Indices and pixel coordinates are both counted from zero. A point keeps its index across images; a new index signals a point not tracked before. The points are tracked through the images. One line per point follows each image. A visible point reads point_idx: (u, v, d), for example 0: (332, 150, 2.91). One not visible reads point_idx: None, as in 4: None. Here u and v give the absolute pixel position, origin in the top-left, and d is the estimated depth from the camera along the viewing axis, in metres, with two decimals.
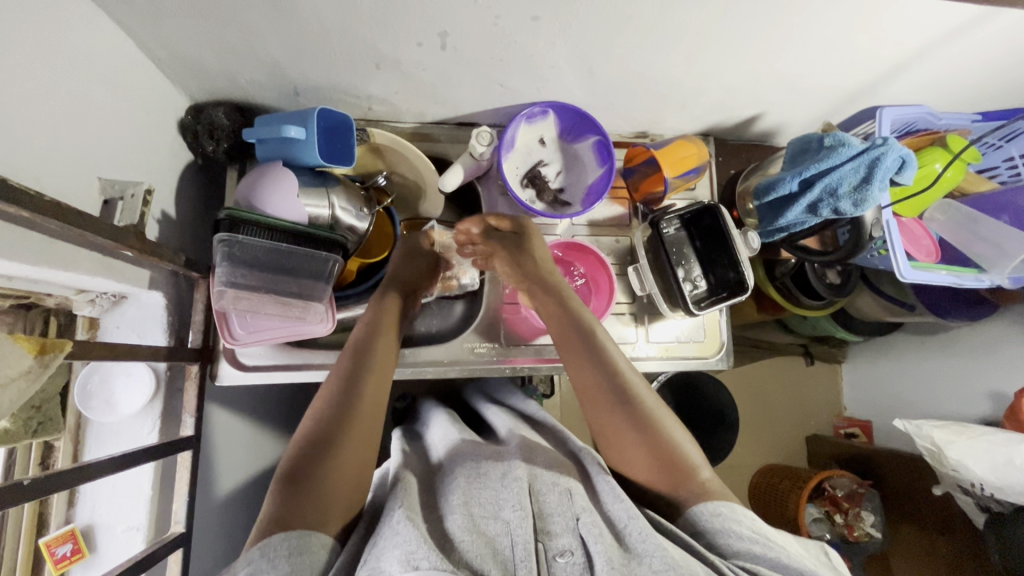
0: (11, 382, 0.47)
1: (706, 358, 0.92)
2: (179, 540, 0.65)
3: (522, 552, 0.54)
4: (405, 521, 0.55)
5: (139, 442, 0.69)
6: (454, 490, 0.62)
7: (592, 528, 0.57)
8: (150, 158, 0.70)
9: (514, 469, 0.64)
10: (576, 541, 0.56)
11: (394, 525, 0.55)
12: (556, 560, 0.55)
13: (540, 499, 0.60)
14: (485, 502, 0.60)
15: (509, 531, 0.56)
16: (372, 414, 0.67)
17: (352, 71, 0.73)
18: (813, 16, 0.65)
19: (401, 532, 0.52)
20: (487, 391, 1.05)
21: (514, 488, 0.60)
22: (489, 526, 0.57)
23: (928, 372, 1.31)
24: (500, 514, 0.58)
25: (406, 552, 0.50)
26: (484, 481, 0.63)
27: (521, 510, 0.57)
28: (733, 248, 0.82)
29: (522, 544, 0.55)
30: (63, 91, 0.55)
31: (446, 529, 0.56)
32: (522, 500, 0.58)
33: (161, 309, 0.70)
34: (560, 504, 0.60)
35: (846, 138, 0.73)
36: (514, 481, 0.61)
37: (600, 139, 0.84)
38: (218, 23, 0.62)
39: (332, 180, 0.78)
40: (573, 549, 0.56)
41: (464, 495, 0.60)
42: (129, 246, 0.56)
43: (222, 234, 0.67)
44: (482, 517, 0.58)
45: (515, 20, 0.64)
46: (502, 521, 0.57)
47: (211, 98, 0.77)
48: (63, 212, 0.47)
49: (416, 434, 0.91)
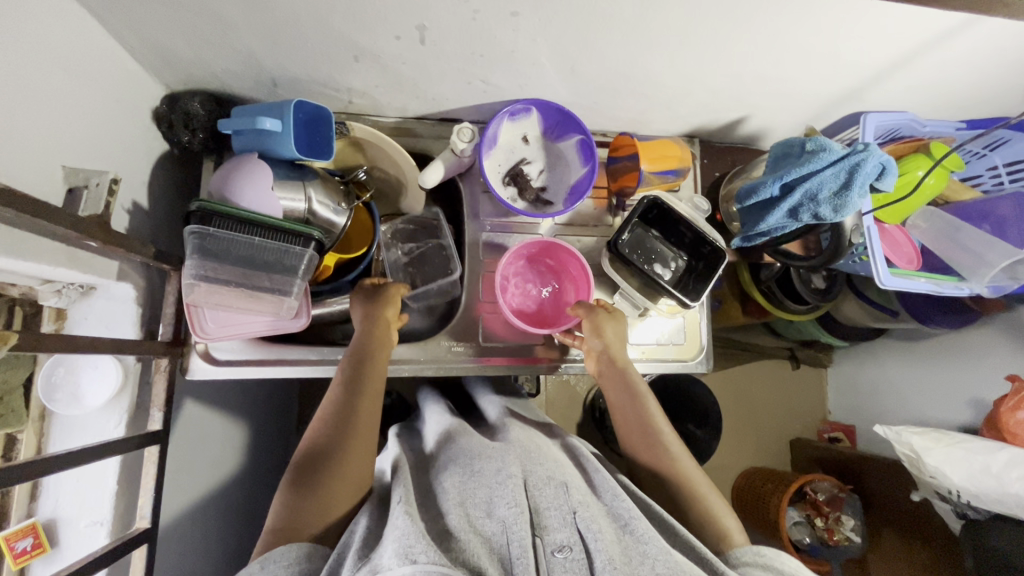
0: None
1: (686, 361, 0.92)
2: (144, 535, 0.65)
3: (518, 549, 0.54)
4: (403, 516, 0.55)
5: (104, 436, 0.67)
6: (449, 487, 0.62)
7: (591, 523, 0.57)
8: (121, 147, 0.69)
9: (508, 466, 0.63)
10: (575, 535, 0.56)
11: (394, 520, 0.55)
12: (554, 556, 0.55)
13: (534, 495, 0.60)
14: (480, 499, 0.60)
15: (505, 530, 0.56)
16: (366, 425, 0.68)
17: (330, 63, 0.72)
18: (794, 20, 0.65)
19: (399, 526, 0.53)
20: (472, 381, 1.06)
21: (509, 485, 0.60)
22: (484, 525, 0.57)
23: (912, 379, 1.31)
24: (495, 513, 0.58)
25: (403, 546, 0.49)
26: (478, 478, 0.63)
27: (517, 506, 0.57)
28: (696, 227, 0.85)
29: (518, 541, 0.54)
30: (25, 74, 0.53)
31: (444, 527, 0.56)
32: (517, 497, 0.58)
33: (131, 301, 0.69)
34: (555, 499, 0.59)
35: (827, 143, 0.72)
36: (508, 477, 0.61)
37: (583, 139, 0.83)
38: (189, 10, 0.61)
39: (310, 173, 0.77)
40: (572, 545, 0.55)
41: (460, 494, 0.61)
42: (93, 237, 0.54)
43: (192, 226, 0.65)
44: (477, 516, 0.58)
45: (494, 15, 0.63)
46: (497, 520, 0.57)
47: (187, 87, 0.76)
48: (18, 200, 0.46)
49: (411, 427, 0.93)
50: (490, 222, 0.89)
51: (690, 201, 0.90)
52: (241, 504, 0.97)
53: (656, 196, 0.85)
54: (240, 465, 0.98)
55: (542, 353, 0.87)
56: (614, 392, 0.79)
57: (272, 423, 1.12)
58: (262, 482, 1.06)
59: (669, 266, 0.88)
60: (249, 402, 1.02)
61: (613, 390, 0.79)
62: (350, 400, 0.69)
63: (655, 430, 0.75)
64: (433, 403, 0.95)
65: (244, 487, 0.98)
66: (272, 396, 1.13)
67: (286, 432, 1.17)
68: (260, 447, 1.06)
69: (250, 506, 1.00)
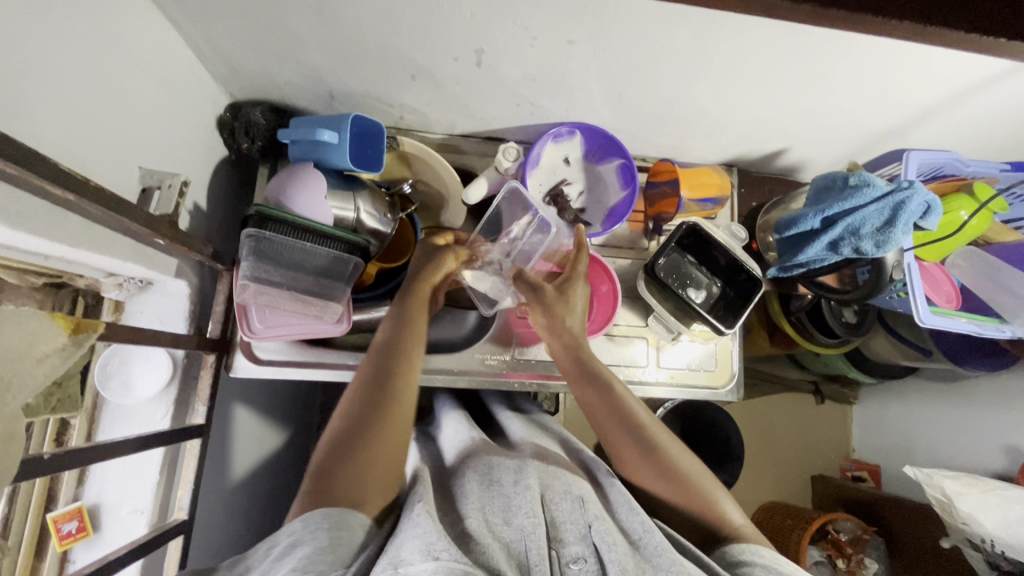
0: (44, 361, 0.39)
1: (717, 389, 0.91)
2: (181, 526, 0.66)
3: (536, 557, 0.54)
4: (424, 515, 0.55)
5: (150, 427, 0.70)
6: (468, 491, 0.63)
7: (606, 536, 0.57)
8: (188, 151, 0.72)
9: (527, 477, 0.64)
10: (589, 549, 0.56)
11: (414, 518, 0.55)
12: (569, 566, 0.55)
13: (551, 508, 0.60)
14: (499, 507, 0.60)
15: (523, 537, 0.56)
16: (396, 420, 0.65)
17: (388, 80, 0.75)
18: (842, 58, 0.66)
19: (421, 524, 0.53)
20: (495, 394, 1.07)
21: (528, 496, 0.60)
22: (503, 532, 0.57)
23: (945, 420, 1.28)
24: (514, 520, 0.58)
25: (425, 544, 0.50)
26: (497, 487, 0.63)
27: (535, 518, 0.57)
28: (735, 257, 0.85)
29: (536, 550, 0.54)
30: (112, 80, 0.57)
31: (464, 529, 0.56)
32: (536, 508, 0.58)
33: (185, 297, 0.72)
34: (572, 513, 0.60)
35: (871, 178, 0.73)
36: (527, 488, 0.61)
37: (625, 163, 0.85)
38: (263, 25, 0.64)
39: (359, 184, 0.80)
40: (586, 557, 0.56)
41: (479, 502, 0.61)
42: (162, 235, 0.57)
43: (250, 230, 0.68)
44: (497, 523, 0.58)
45: (551, 42, 0.65)
46: (515, 527, 0.57)
47: (250, 97, 0.80)
48: (106, 199, 0.49)
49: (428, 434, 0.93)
50: None
51: (727, 228, 0.90)
52: (264, 503, 0.99)
53: (696, 223, 0.86)
54: (266, 464, 1.00)
55: None
56: (616, 440, 0.71)
57: (297, 425, 1.13)
58: (284, 484, 1.08)
59: (702, 290, 0.88)
60: (278, 403, 1.04)
61: (619, 439, 0.70)
62: (374, 396, 0.66)
63: (677, 467, 0.67)
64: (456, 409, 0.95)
65: (266, 487, 1.00)
66: (298, 398, 1.15)
67: (308, 435, 1.19)
68: (285, 447, 1.08)
69: (271, 506, 1.02)
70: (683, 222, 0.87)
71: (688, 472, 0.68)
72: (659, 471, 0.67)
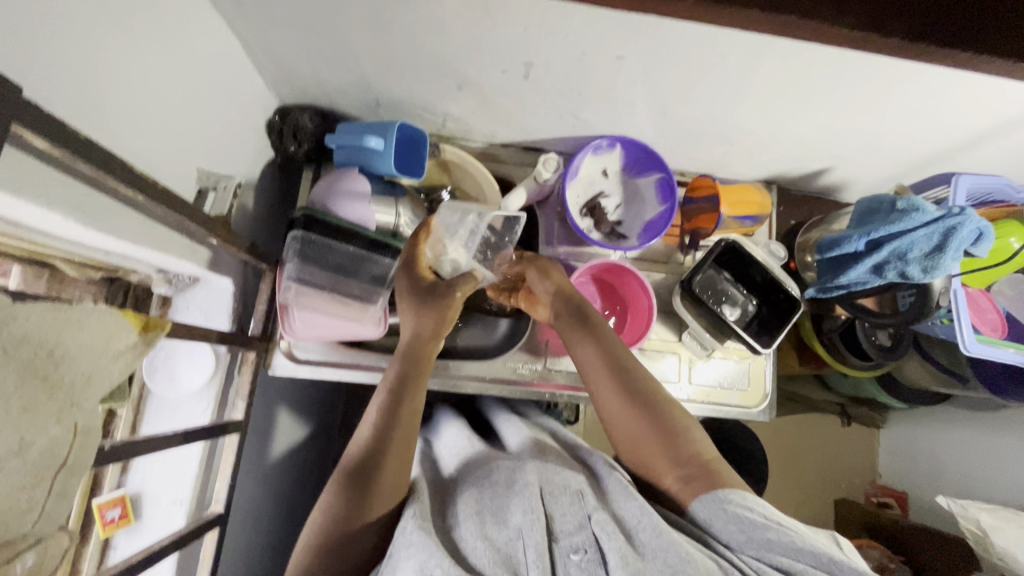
0: (118, 357, 0.40)
1: (749, 408, 0.90)
2: (217, 519, 0.68)
3: (535, 556, 0.54)
4: (417, 530, 0.55)
5: (192, 421, 0.72)
6: (465, 497, 0.62)
7: (606, 525, 0.56)
8: (239, 153, 0.74)
9: (523, 475, 0.61)
10: (590, 539, 0.56)
11: (405, 534, 0.55)
12: (570, 557, 0.55)
13: (550, 503, 0.59)
14: (495, 507, 0.59)
15: (521, 534, 0.55)
16: (405, 439, 0.65)
17: (435, 90, 0.76)
18: (898, 82, 0.65)
19: (414, 542, 0.53)
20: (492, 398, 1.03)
21: (525, 493, 0.58)
22: (499, 535, 0.56)
23: (980, 451, 1.24)
24: (510, 520, 0.57)
25: (419, 562, 0.52)
26: (495, 488, 0.62)
27: (532, 514, 0.56)
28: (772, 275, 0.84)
29: (534, 548, 0.54)
30: (177, 85, 0.59)
31: (458, 542, 0.56)
32: (533, 504, 0.57)
33: (229, 295, 0.74)
34: (570, 506, 0.59)
35: (921, 203, 0.71)
36: (524, 486, 0.59)
37: (664, 177, 0.85)
38: (320, 34, 0.66)
39: (400, 190, 0.82)
40: (586, 547, 0.55)
41: (475, 506, 0.59)
42: (217, 235, 0.59)
43: (296, 232, 0.73)
44: (493, 525, 0.57)
45: (600, 58, 0.66)
46: (512, 527, 0.56)
47: (299, 101, 0.82)
48: (171, 200, 0.50)
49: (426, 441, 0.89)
50: (563, 250, 0.91)
51: (767, 246, 0.88)
52: (289, 499, 1.00)
53: (735, 240, 0.84)
54: (293, 460, 1.01)
55: None
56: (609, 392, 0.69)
57: (322, 422, 1.15)
58: (310, 481, 1.09)
59: (738, 308, 0.87)
60: (306, 400, 1.05)
61: (610, 388, 0.68)
62: (393, 412, 0.65)
63: (668, 427, 0.65)
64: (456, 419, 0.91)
65: (292, 483, 1.01)
66: (324, 396, 1.16)
67: (332, 433, 1.20)
68: (310, 444, 1.09)
69: (296, 502, 1.03)
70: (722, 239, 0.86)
71: (681, 428, 0.65)
72: (653, 420, 0.66)
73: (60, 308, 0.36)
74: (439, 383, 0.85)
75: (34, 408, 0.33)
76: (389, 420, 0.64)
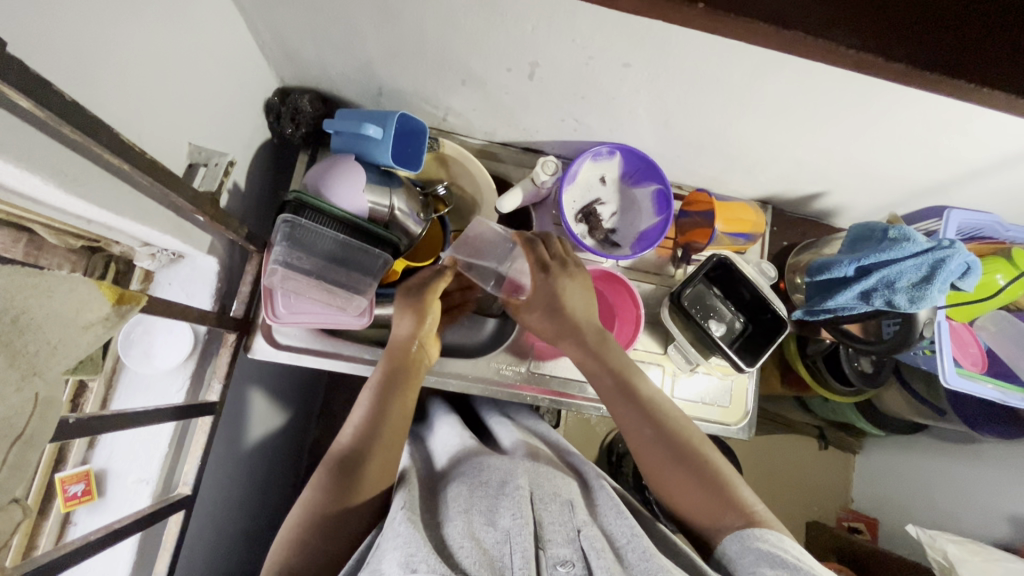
0: (91, 326, 0.39)
1: (729, 425, 0.90)
2: (183, 501, 0.66)
3: (521, 560, 0.52)
4: (406, 523, 0.54)
5: (166, 399, 0.69)
6: (455, 497, 0.62)
7: (595, 542, 0.56)
8: (235, 131, 0.73)
9: (515, 478, 0.63)
10: (577, 553, 0.55)
11: (394, 525, 0.55)
12: (556, 569, 0.53)
13: (539, 509, 0.59)
14: (484, 509, 0.59)
15: (508, 539, 0.54)
16: (395, 433, 0.68)
17: (438, 82, 0.76)
18: (898, 111, 0.65)
19: (402, 534, 0.52)
20: (485, 399, 1.03)
21: (515, 497, 0.59)
22: (486, 535, 0.55)
23: (952, 483, 1.25)
24: (498, 523, 0.56)
25: (405, 555, 0.49)
26: (485, 489, 0.62)
27: (521, 518, 0.56)
28: (760, 294, 0.84)
29: (520, 553, 0.53)
30: (175, 55, 0.57)
31: (446, 535, 0.55)
32: (522, 508, 0.57)
33: (213, 274, 0.73)
34: (560, 516, 0.59)
35: (911, 233, 0.72)
36: (515, 489, 0.61)
37: (661, 189, 0.85)
38: (325, 17, 0.65)
39: (395, 181, 0.80)
40: (574, 560, 0.54)
41: (465, 504, 0.60)
42: (204, 212, 0.58)
43: (286, 216, 0.70)
44: (480, 525, 0.57)
45: (606, 64, 0.65)
46: (500, 530, 0.56)
47: (300, 84, 0.81)
48: (159, 172, 0.49)
49: (418, 437, 0.91)
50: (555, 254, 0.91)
51: (756, 265, 0.88)
52: (259, 485, 0.98)
53: (724, 255, 0.85)
54: (266, 447, 1.00)
55: (583, 391, 0.87)
56: (640, 436, 0.69)
57: (300, 410, 1.13)
58: (282, 469, 1.07)
59: (724, 324, 0.87)
60: (285, 386, 1.04)
61: (638, 430, 0.69)
62: (379, 412, 0.68)
63: (706, 469, 0.65)
64: (452, 415, 0.93)
65: (264, 471, 1.00)
66: (303, 384, 1.14)
67: (308, 421, 1.18)
68: (286, 431, 1.08)
69: (266, 489, 1.01)
70: (712, 254, 0.87)
71: (720, 474, 0.65)
72: (688, 465, 0.66)
73: (31, 273, 0.35)
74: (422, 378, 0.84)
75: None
76: (375, 425, 0.66)
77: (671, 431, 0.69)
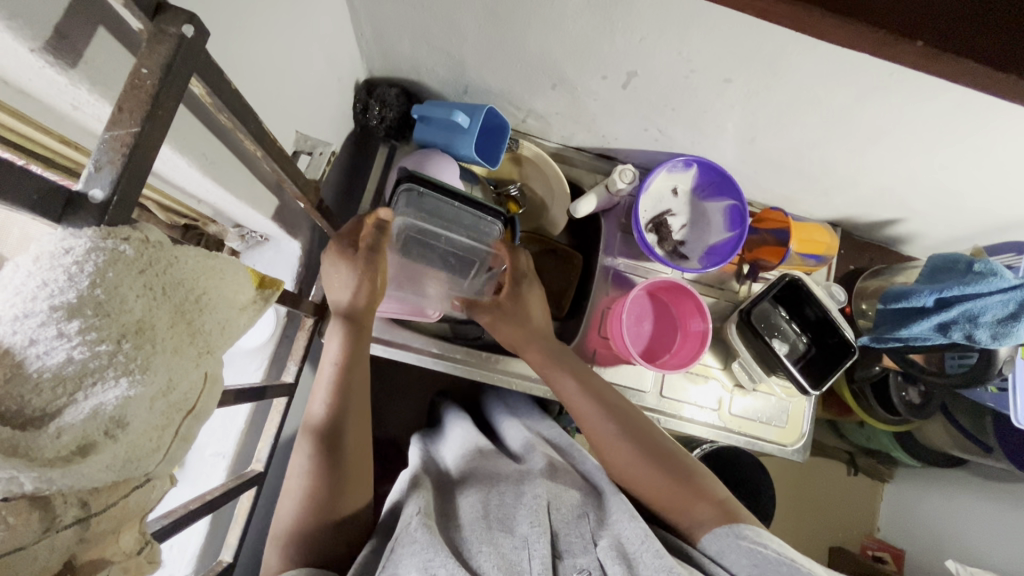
0: (246, 310, 0.37)
1: (784, 446, 0.90)
2: (256, 478, 0.68)
3: (539, 565, 0.53)
4: (423, 528, 0.54)
5: (244, 379, 0.72)
6: (470, 505, 0.62)
7: (611, 550, 0.56)
8: (327, 119, 0.75)
9: (532, 488, 0.63)
10: (596, 562, 0.56)
11: (411, 530, 0.54)
12: None
13: (554, 518, 0.60)
14: (500, 516, 0.60)
15: (526, 546, 0.56)
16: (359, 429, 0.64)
17: (528, 85, 0.76)
18: (1000, 145, 0.64)
19: (418, 539, 0.52)
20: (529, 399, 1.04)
21: (533, 506, 0.60)
22: (505, 542, 0.56)
23: (989, 521, 1.22)
24: (517, 530, 0.57)
25: (423, 561, 0.50)
26: (500, 497, 0.63)
27: (539, 526, 0.57)
28: (833, 319, 0.83)
29: (539, 559, 0.54)
30: (293, 46, 0.59)
31: (459, 540, 0.56)
32: (540, 517, 0.58)
33: (297, 258, 0.74)
34: (576, 527, 0.60)
35: (1000, 268, 0.69)
36: (533, 498, 0.61)
37: (736, 205, 0.84)
38: (432, 17, 0.66)
39: (473, 177, 0.82)
40: (591, 570, 0.55)
41: (481, 510, 0.60)
42: (308, 199, 0.59)
43: (405, 182, 0.72)
44: (499, 531, 0.57)
45: (706, 78, 0.65)
46: (518, 536, 0.57)
47: (388, 78, 0.83)
48: (283, 160, 0.50)
49: (432, 436, 0.91)
50: (622, 262, 0.92)
51: (825, 288, 0.88)
52: None
53: (796, 274, 0.84)
54: None
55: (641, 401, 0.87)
56: (604, 428, 0.70)
57: None
58: None
59: (788, 343, 0.87)
60: None
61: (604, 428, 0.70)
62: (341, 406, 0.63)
63: (673, 463, 0.66)
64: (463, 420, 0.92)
65: None
66: None
67: None
68: None
69: None
70: (783, 274, 0.86)
71: (686, 466, 0.66)
72: (653, 460, 0.67)
73: (209, 255, 0.33)
74: (484, 375, 0.85)
75: (177, 349, 0.30)
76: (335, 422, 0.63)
77: (636, 429, 0.69)
